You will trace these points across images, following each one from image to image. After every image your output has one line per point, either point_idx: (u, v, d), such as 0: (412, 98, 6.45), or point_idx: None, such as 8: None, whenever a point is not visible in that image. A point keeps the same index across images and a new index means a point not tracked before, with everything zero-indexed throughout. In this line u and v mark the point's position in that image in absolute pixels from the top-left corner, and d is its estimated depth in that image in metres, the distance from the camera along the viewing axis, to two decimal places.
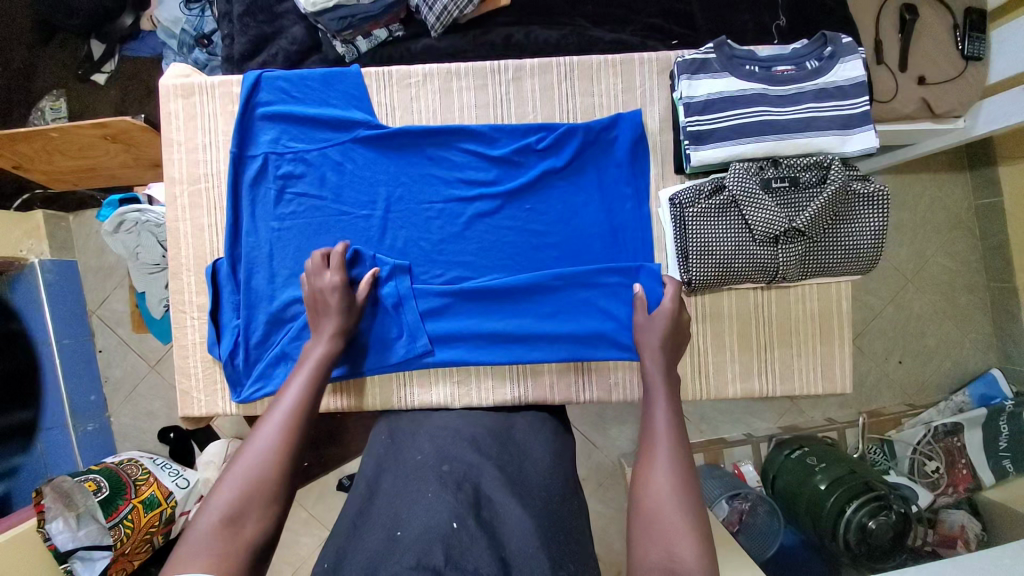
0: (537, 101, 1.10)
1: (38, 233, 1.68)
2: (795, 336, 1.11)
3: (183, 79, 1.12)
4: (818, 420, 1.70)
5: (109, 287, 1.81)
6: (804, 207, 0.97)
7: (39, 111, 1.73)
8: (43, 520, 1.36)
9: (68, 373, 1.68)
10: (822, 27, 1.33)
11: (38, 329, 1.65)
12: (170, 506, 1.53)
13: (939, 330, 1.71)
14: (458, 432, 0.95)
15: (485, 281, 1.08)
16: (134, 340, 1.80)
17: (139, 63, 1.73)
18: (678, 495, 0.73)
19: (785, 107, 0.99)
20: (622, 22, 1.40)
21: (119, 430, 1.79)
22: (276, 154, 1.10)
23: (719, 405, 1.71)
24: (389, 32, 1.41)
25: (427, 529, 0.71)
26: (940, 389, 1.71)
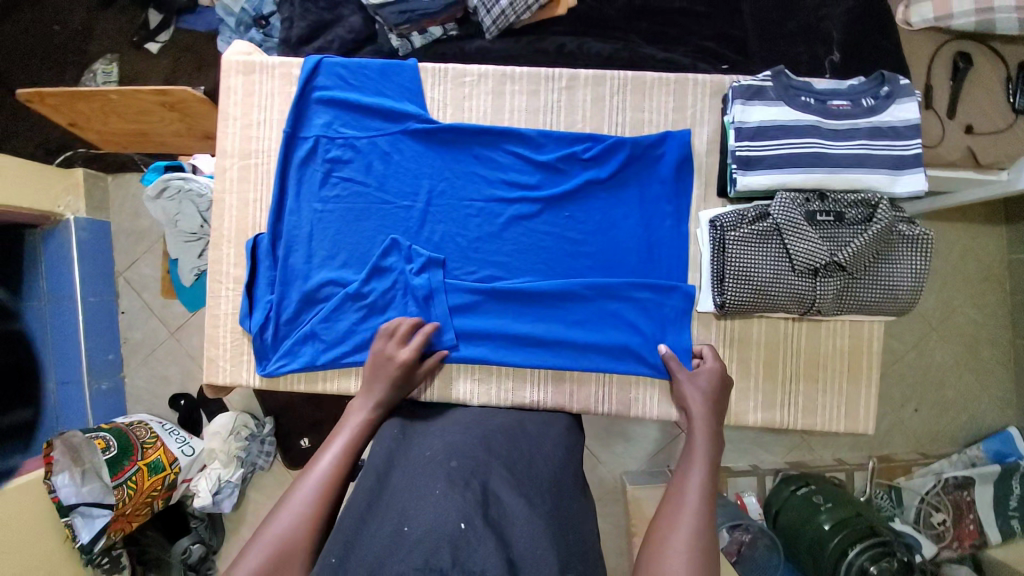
0: (587, 111, 1.11)
1: (77, 190, 1.73)
2: (821, 371, 1.10)
3: (245, 56, 1.15)
4: (827, 460, 1.68)
5: (138, 251, 1.84)
6: (848, 242, 0.97)
7: (91, 72, 1.77)
8: (51, 472, 1.42)
9: (88, 330, 1.72)
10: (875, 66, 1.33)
11: (66, 284, 1.69)
12: (174, 472, 1.55)
13: (958, 382, 1.68)
14: (470, 431, 0.93)
15: (517, 283, 1.09)
16: (157, 304, 1.83)
17: (194, 37, 1.78)
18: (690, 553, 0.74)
19: (838, 141, 0.99)
20: (674, 42, 1.43)
21: (131, 391, 1.82)
22: (327, 138, 1.12)
23: (729, 433, 1.70)
24: (444, 30, 1.44)
25: (437, 528, 0.65)
26: (954, 441, 1.68)
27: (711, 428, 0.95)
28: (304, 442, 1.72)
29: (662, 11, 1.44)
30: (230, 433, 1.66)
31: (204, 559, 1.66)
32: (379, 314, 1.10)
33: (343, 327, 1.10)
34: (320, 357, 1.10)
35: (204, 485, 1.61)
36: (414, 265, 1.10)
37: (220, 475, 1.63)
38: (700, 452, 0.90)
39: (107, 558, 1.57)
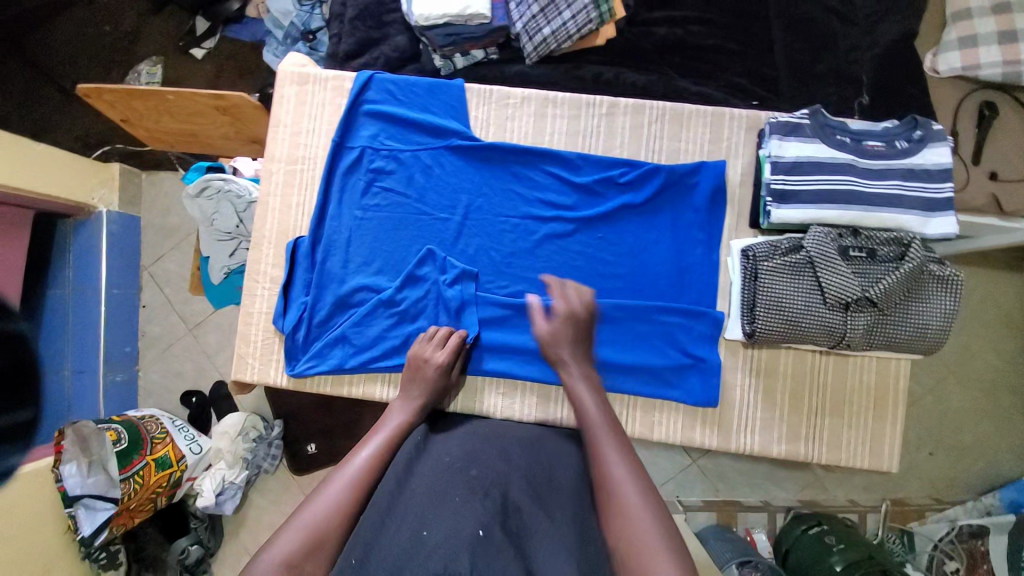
0: (625, 138, 1.14)
1: (112, 183, 1.79)
2: (847, 407, 1.10)
3: (300, 68, 1.21)
4: (839, 500, 1.65)
5: (165, 247, 1.89)
6: (880, 279, 0.98)
7: (136, 73, 1.86)
8: (59, 460, 1.42)
9: (109, 322, 1.76)
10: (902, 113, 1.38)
11: (90, 274, 1.72)
12: (179, 469, 1.56)
13: (974, 428, 1.66)
14: (487, 440, 0.92)
15: (548, 300, 1.11)
16: (178, 300, 1.86)
17: (238, 46, 1.85)
18: (642, 493, 0.73)
19: (872, 181, 1.02)
20: (706, 77, 1.48)
21: (144, 385, 1.84)
22: (372, 149, 1.16)
23: (742, 465, 1.67)
24: (485, 53, 1.51)
25: (457, 536, 0.64)
26: (969, 488, 1.64)
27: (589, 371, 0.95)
28: (311, 447, 1.73)
29: (695, 48, 1.49)
30: (239, 433, 1.66)
31: (201, 561, 1.65)
32: (409, 323, 1.12)
33: (373, 333, 1.12)
34: (349, 361, 1.12)
35: (208, 485, 1.59)
36: (447, 276, 1.12)
37: (224, 476, 1.61)
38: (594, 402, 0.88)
39: (105, 553, 1.53)
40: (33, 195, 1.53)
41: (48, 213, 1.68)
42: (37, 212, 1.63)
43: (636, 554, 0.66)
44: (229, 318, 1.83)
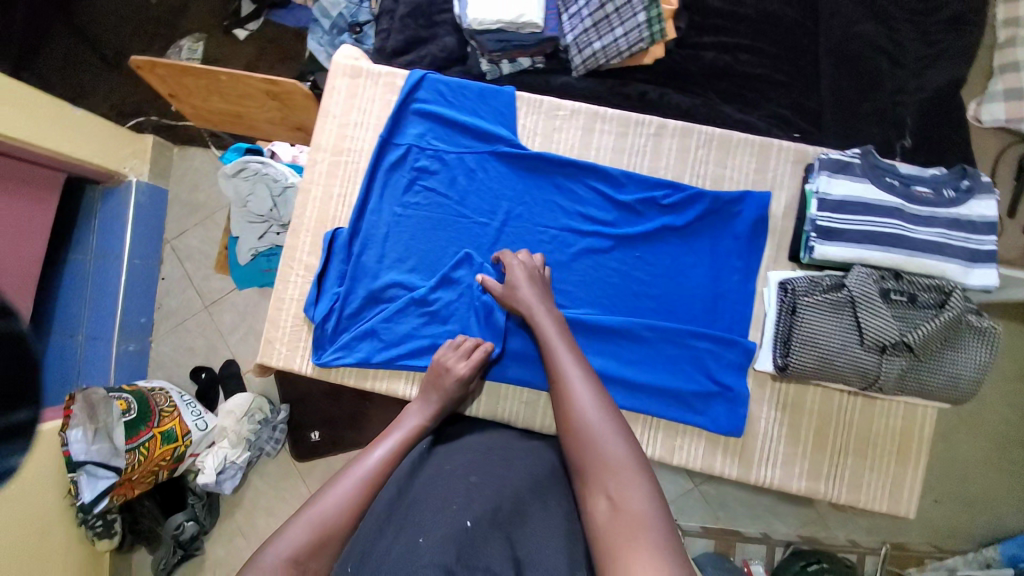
0: (671, 160, 1.15)
1: (144, 155, 1.81)
2: (871, 450, 1.09)
3: (354, 61, 1.22)
4: (839, 539, 1.61)
5: (190, 222, 1.90)
6: (919, 325, 0.97)
7: (177, 48, 1.87)
8: (67, 425, 1.41)
9: (128, 291, 1.75)
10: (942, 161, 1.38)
11: (114, 241, 1.73)
12: (184, 444, 1.56)
13: (980, 479, 1.62)
14: (489, 450, 0.95)
15: (581, 313, 1.10)
16: (198, 277, 1.87)
17: (282, 31, 1.86)
18: (609, 421, 0.80)
19: (918, 227, 1.01)
20: (749, 105, 1.48)
21: (155, 357, 1.85)
22: (418, 148, 1.17)
23: (745, 494, 1.64)
24: (532, 62, 1.52)
25: (451, 534, 0.67)
26: (968, 539, 1.60)
27: (554, 317, 0.99)
28: (315, 435, 1.71)
29: (741, 76, 1.49)
30: (244, 414, 1.65)
31: (194, 538, 1.65)
32: (439, 324, 1.11)
33: (403, 330, 1.12)
34: (375, 356, 1.12)
35: (210, 463, 1.59)
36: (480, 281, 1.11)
37: (226, 454, 1.61)
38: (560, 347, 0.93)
39: (101, 521, 1.53)
40: (68, 158, 1.54)
41: (79, 178, 1.69)
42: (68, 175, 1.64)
43: (605, 472, 0.74)
44: (246, 299, 1.83)
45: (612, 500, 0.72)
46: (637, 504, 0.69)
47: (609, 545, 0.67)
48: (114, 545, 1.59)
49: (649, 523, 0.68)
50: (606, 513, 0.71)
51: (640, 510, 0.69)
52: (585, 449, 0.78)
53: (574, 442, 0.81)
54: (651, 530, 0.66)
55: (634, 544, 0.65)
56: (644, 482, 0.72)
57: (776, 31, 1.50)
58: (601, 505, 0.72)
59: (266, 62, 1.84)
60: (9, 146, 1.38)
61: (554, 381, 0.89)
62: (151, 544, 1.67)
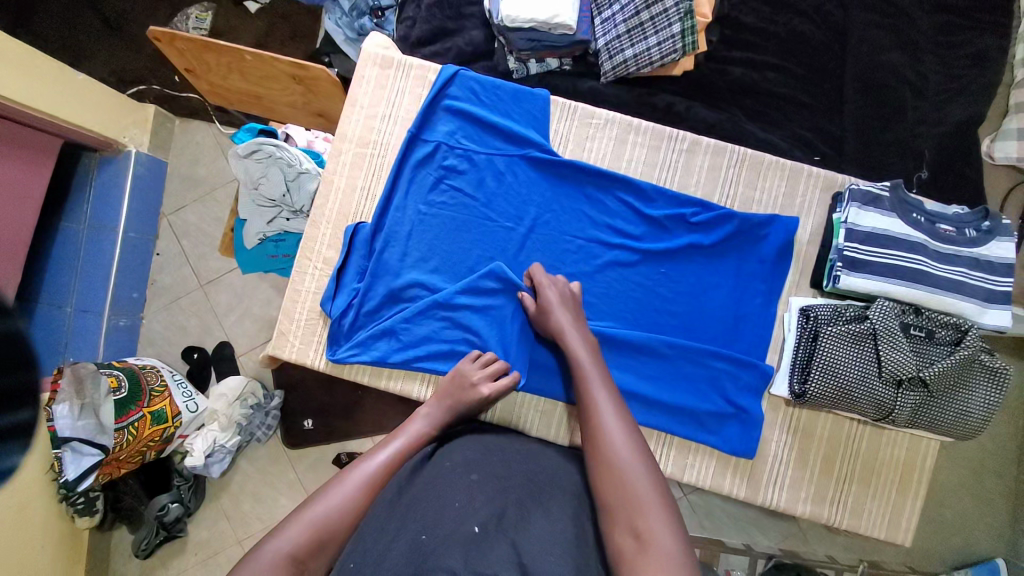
0: (701, 177, 1.14)
1: (145, 126, 1.72)
2: (874, 477, 1.11)
3: (385, 51, 1.19)
4: (819, 555, 1.54)
5: (188, 198, 1.81)
6: (935, 361, 0.99)
7: (184, 16, 1.76)
8: (52, 399, 1.28)
9: (122, 265, 1.67)
10: (956, 195, 1.40)
11: (110, 213, 1.64)
12: (174, 426, 1.49)
13: (958, 504, 1.56)
14: (488, 449, 0.87)
15: (602, 326, 1.09)
16: (194, 256, 1.79)
17: (294, 7, 1.74)
18: (639, 454, 0.78)
19: (940, 264, 1.03)
20: (774, 124, 1.46)
21: (145, 334, 1.75)
22: (447, 146, 1.14)
23: (729, 506, 1.60)
24: (560, 63, 1.48)
25: (454, 533, 0.65)
26: (941, 560, 1.55)
27: (585, 341, 0.98)
28: (307, 423, 1.67)
29: (768, 94, 1.48)
30: (237, 399, 1.59)
31: (178, 520, 1.58)
32: (459, 328, 1.10)
33: (422, 332, 1.10)
34: (392, 356, 1.10)
35: (198, 445, 1.52)
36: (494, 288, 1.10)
37: (216, 437, 1.53)
38: (591, 370, 0.91)
39: (82, 499, 1.46)
40: (68, 124, 1.44)
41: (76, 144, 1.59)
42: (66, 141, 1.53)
43: (632, 506, 0.72)
44: (243, 280, 1.76)
45: (639, 537, 0.68)
46: (666, 543, 0.67)
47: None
48: (93, 523, 1.52)
49: (676, 566, 0.65)
50: (632, 549, 0.67)
51: (669, 551, 0.66)
52: (613, 479, 0.75)
53: (601, 469, 0.77)
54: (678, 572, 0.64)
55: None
56: (671, 521, 0.70)
57: (806, 52, 1.49)
58: (626, 542, 0.69)
59: (275, 38, 1.71)
60: (7, 108, 1.29)
61: (583, 404, 0.87)
62: (132, 524, 1.59)
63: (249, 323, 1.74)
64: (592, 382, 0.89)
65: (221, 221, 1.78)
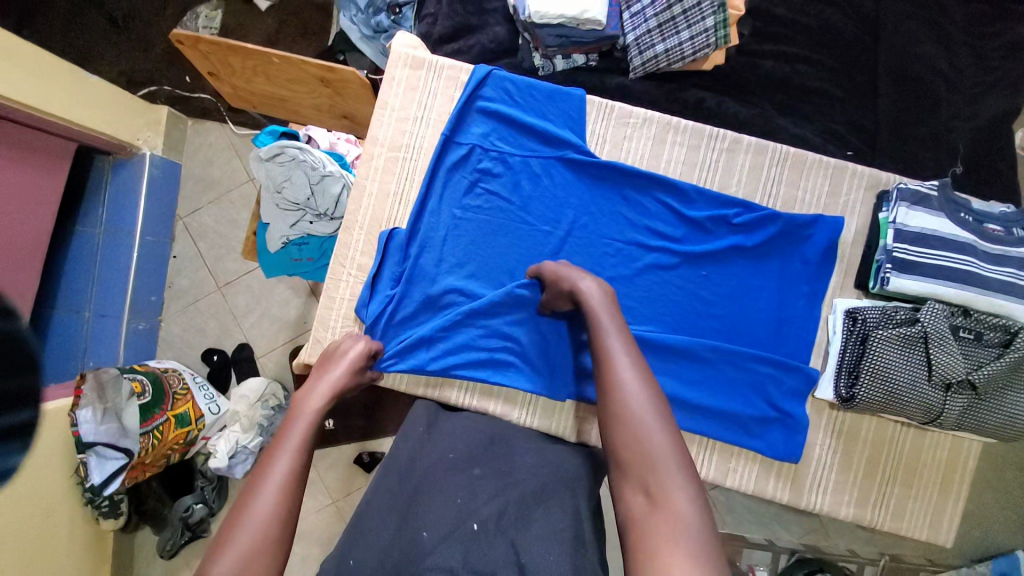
0: (742, 177, 1.12)
1: (158, 127, 1.68)
2: (917, 480, 1.09)
3: (415, 51, 1.17)
4: (840, 549, 1.50)
5: (203, 200, 1.77)
6: (985, 364, 0.97)
7: (194, 14, 1.72)
8: (76, 405, 1.31)
9: (140, 268, 1.64)
10: (989, 190, 1.37)
11: (127, 216, 1.61)
12: (197, 428, 1.47)
13: (975, 496, 1.49)
14: (493, 442, 0.85)
15: (643, 331, 1.08)
16: (209, 258, 1.75)
17: (307, 4, 1.71)
18: (656, 411, 0.68)
19: (991, 266, 1.00)
20: (805, 117, 1.42)
21: (163, 339, 1.73)
22: (482, 148, 1.12)
23: (750, 501, 1.54)
24: (586, 59, 1.44)
25: (451, 534, 0.66)
26: (960, 553, 1.49)
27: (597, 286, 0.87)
28: (329, 423, 1.52)
29: (800, 88, 1.44)
30: (258, 400, 1.55)
31: (202, 521, 1.55)
32: (497, 338, 1.08)
33: (458, 339, 1.08)
34: (429, 364, 1.07)
35: (221, 447, 1.46)
36: (470, 286, 1.09)
37: (238, 439, 1.48)
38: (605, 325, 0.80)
39: (107, 502, 1.41)
40: (85, 129, 1.43)
41: (88, 147, 1.55)
42: (80, 145, 1.50)
43: (643, 465, 0.64)
44: (261, 282, 1.73)
45: (649, 495, 0.61)
46: (679, 503, 0.59)
47: (642, 544, 0.58)
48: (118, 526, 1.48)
49: (691, 528, 0.58)
50: (641, 509, 0.61)
51: (682, 513, 0.59)
52: (623, 437, 0.67)
53: (609, 425, 0.69)
54: (690, 539, 0.57)
55: (673, 551, 0.56)
56: (688, 480, 0.62)
57: (838, 44, 1.45)
58: (635, 501, 0.62)
59: (287, 35, 1.67)
60: (25, 114, 1.26)
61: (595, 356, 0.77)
62: (155, 527, 1.57)
63: (268, 325, 1.71)
64: (606, 333, 0.78)
65: (237, 222, 1.75)
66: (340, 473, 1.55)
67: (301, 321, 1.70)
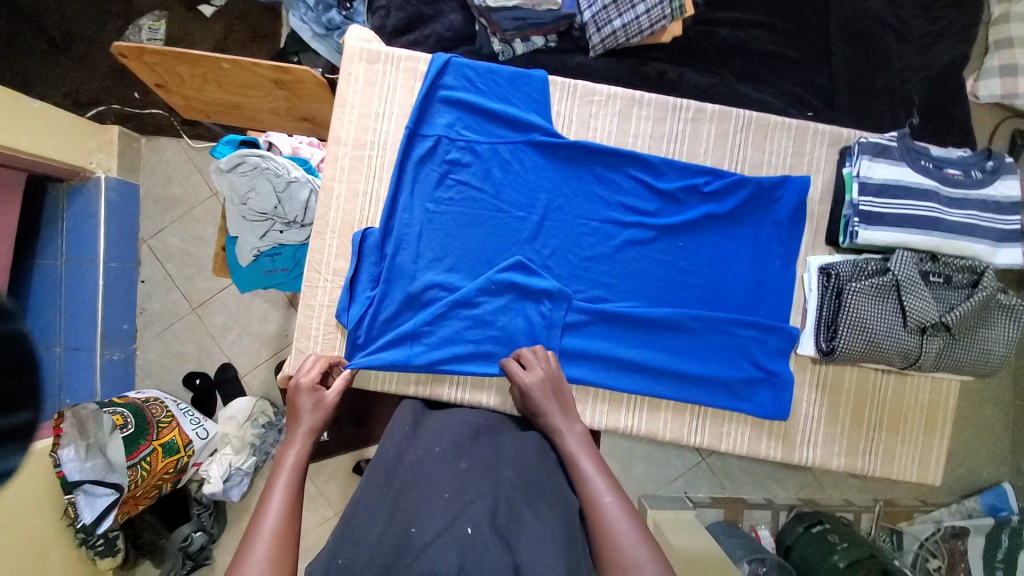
0: (710, 145, 1.13)
1: (110, 148, 1.60)
2: (902, 423, 1.13)
3: (369, 45, 1.15)
4: (834, 500, 1.56)
5: (166, 220, 1.70)
6: (954, 305, 1.01)
7: (136, 27, 1.64)
8: (58, 445, 1.26)
9: (107, 297, 1.57)
10: (944, 138, 1.41)
11: (87, 245, 1.53)
12: (187, 455, 1.41)
13: (957, 434, 1.55)
14: (478, 434, 0.84)
15: (626, 307, 1.08)
16: (180, 278, 1.69)
17: (253, 7, 1.65)
18: (641, 539, 0.71)
19: (953, 210, 1.03)
20: (764, 82, 1.44)
21: (141, 366, 1.67)
22: (448, 139, 1.11)
23: (746, 463, 1.58)
24: (545, 41, 1.42)
25: (445, 532, 0.61)
26: (949, 491, 1.55)
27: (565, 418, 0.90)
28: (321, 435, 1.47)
29: (756, 53, 1.45)
30: (247, 419, 1.51)
31: (203, 548, 1.51)
32: (483, 329, 1.07)
33: (444, 332, 1.07)
34: (417, 360, 1.06)
35: (215, 471, 1.44)
36: (450, 278, 1.08)
37: (231, 461, 1.46)
38: (582, 455, 0.83)
39: (102, 540, 1.36)
40: (31, 156, 1.34)
41: (38, 176, 1.47)
42: (28, 174, 1.42)
43: None
44: (236, 298, 1.68)
45: None
46: None
47: None
48: (115, 564, 1.44)
49: None
50: None
51: None
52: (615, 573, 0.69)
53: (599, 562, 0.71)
54: None
55: None
56: None
57: (791, 7, 1.46)
58: None
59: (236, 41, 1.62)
60: None
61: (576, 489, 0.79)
62: (156, 558, 1.51)
63: (249, 341, 1.66)
64: (581, 464, 0.81)
65: (205, 239, 1.69)
66: (339, 483, 1.53)
67: (283, 334, 1.66)
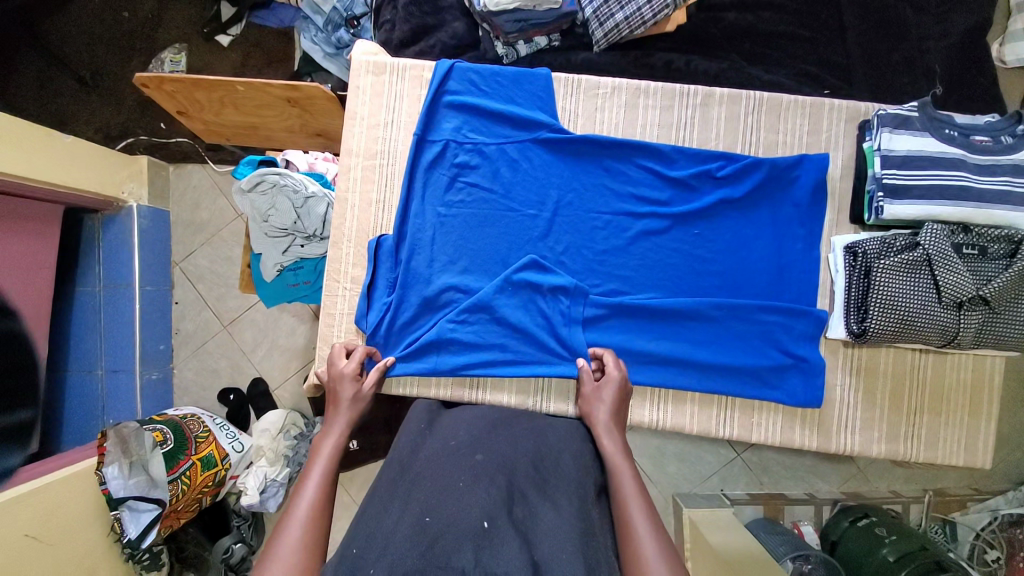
0: (721, 130, 1.11)
1: (141, 177, 1.66)
2: (944, 404, 1.07)
3: (374, 57, 1.18)
4: (881, 491, 1.48)
5: (196, 242, 1.77)
6: (993, 278, 0.96)
7: (159, 61, 1.72)
8: (102, 463, 1.32)
9: (144, 320, 1.64)
10: (972, 105, 1.34)
11: (122, 272, 1.60)
12: (224, 468, 1.45)
13: (1009, 416, 1.46)
14: (494, 426, 0.84)
15: (644, 299, 1.07)
16: (211, 297, 1.75)
17: (265, 33, 1.71)
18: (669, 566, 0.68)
19: (984, 178, 0.98)
20: (776, 64, 1.40)
21: (179, 384, 1.73)
22: (456, 142, 1.12)
23: (785, 457, 1.51)
24: (548, 40, 1.41)
25: (460, 524, 0.59)
26: (1007, 477, 1.45)
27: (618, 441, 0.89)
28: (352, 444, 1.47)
29: (766, 34, 1.41)
30: (280, 431, 1.55)
31: (244, 560, 1.52)
32: (502, 328, 1.07)
33: (462, 335, 1.07)
34: (438, 362, 1.07)
35: (252, 483, 1.47)
36: (467, 280, 1.09)
37: (266, 473, 1.50)
38: (621, 470, 0.82)
39: (148, 555, 1.39)
40: (70, 190, 1.42)
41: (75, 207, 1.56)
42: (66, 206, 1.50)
43: None
44: (264, 314, 1.73)
45: None
46: None
47: None
48: None
49: None
50: None
51: None
52: None
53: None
54: None
55: None
56: None
57: None
58: None
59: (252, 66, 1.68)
60: (10, 184, 1.27)
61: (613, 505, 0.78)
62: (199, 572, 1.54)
63: (278, 355, 1.71)
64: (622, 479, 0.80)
65: (231, 259, 1.75)
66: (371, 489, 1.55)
67: (310, 347, 1.70)
